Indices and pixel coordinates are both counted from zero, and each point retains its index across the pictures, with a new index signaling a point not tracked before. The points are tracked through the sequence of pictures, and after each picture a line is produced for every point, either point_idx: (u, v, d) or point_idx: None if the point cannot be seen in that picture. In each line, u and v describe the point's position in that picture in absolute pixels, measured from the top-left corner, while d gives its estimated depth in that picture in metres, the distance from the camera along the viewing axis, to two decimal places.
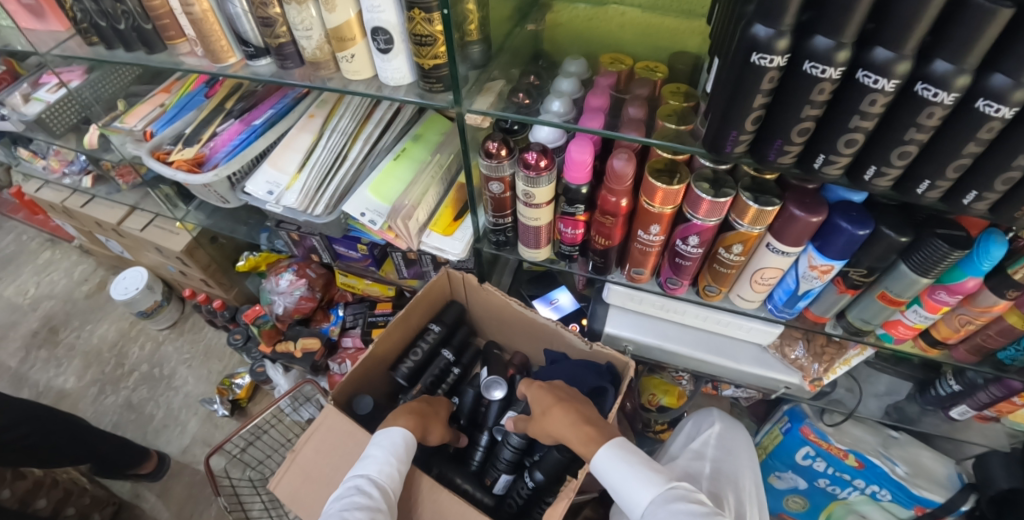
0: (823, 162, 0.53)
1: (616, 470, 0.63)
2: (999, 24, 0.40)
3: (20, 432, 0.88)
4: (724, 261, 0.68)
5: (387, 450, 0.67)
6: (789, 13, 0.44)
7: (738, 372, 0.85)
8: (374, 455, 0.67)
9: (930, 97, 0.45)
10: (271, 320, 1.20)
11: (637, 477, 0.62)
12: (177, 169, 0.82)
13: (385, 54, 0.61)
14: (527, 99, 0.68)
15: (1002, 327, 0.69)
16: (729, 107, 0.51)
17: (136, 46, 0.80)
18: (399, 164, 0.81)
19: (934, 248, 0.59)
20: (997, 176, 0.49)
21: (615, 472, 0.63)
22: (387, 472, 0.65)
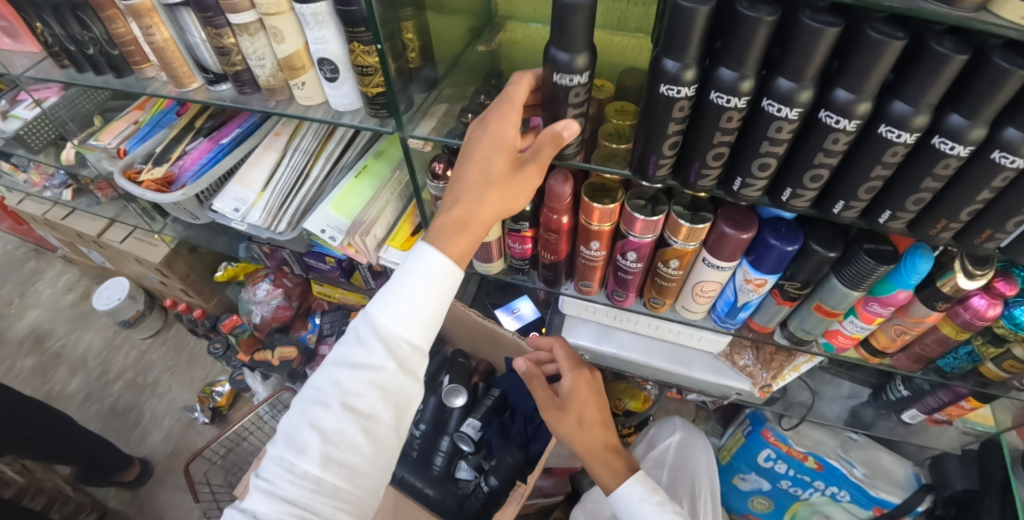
0: (741, 185, 0.56)
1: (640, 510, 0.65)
2: (890, 56, 0.42)
3: (18, 422, 0.91)
4: (665, 276, 0.71)
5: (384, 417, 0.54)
6: (693, 45, 0.47)
7: (691, 378, 0.88)
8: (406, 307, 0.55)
9: (833, 123, 0.47)
10: (249, 329, 1.23)
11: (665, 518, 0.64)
12: (146, 188, 0.85)
13: (333, 82, 0.64)
14: (475, 119, 0.70)
15: (937, 337, 0.72)
16: (648, 132, 0.54)
17: (104, 69, 0.83)
18: (361, 181, 0.83)
19: (861, 263, 0.61)
20: (908, 196, 0.51)
21: (639, 511, 0.65)
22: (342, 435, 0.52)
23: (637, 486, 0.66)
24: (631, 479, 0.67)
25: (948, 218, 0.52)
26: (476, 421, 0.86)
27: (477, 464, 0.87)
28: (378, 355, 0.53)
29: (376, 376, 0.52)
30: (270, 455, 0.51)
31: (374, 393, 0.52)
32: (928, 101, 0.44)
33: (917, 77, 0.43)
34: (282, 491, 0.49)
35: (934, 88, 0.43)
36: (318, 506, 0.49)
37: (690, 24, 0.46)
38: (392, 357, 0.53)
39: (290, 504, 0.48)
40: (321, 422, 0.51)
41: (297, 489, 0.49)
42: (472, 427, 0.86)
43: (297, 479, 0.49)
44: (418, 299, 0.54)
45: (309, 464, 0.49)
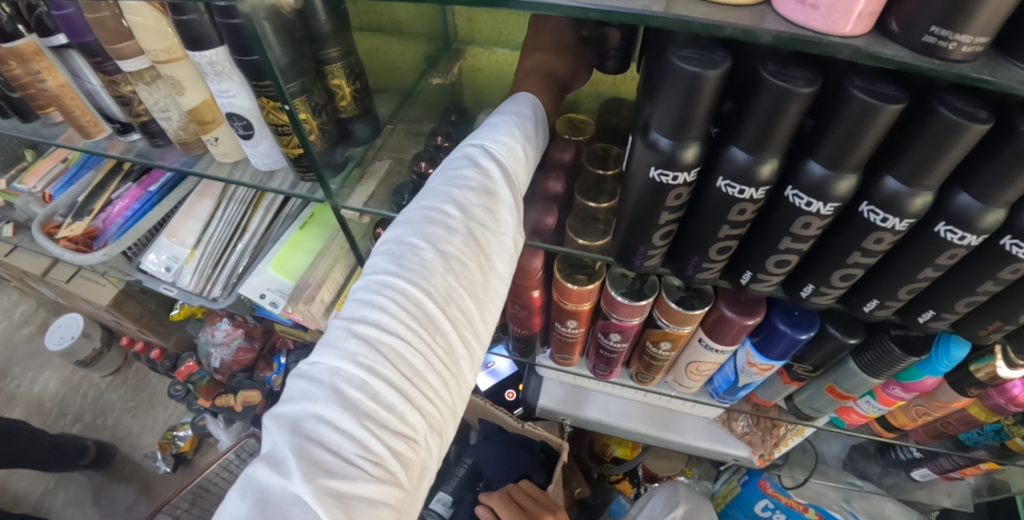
0: (751, 279, 0.46)
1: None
2: (965, 144, 0.32)
3: None
4: (655, 355, 0.61)
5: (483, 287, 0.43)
6: (697, 123, 0.36)
7: (685, 445, 0.79)
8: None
9: (878, 221, 0.37)
10: (208, 375, 1.13)
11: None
12: (65, 248, 0.75)
13: (249, 139, 0.53)
14: (430, 168, 0.59)
15: (962, 416, 0.63)
16: (636, 218, 0.44)
17: (8, 113, 0.72)
18: (306, 234, 0.72)
19: (886, 350, 0.52)
20: (959, 298, 0.41)
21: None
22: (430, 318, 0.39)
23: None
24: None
25: (1003, 320, 0.42)
26: (447, 497, 0.73)
27: None
28: (496, 183, 0.42)
29: (495, 210, 0.41)
30: (368, 273, 0.39)
31: (495, 237, 0.41)
32: (1005, 199, 0.34)
33: (993, 168, 0.33)
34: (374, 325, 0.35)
35: (1015, 184, 0.33)
36: (418, 364, 0.36)
37: (697, 95, 0.35)
38: (512, 185, 0.43)
39: (383, 365, 0.35)
40: (444, 245, 0.38)
41: (385, 347, 0.35)
42: (441, 503, 0.73)
43: (402, 324, 0.36)
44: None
45: (423, 302, 0.36)
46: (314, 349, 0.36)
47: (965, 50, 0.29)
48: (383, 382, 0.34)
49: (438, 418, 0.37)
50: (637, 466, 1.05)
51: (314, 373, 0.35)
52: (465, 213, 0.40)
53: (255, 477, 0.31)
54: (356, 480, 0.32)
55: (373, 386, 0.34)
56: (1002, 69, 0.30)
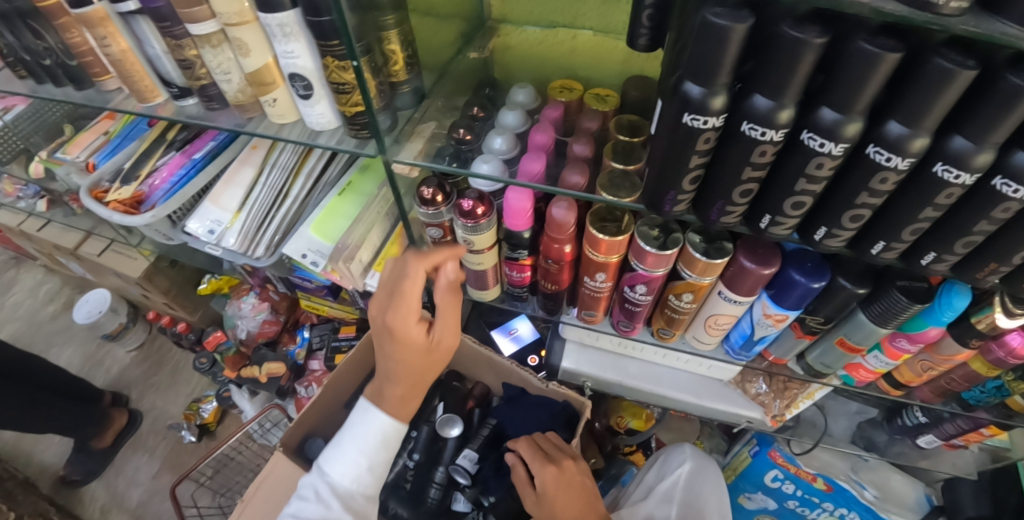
0: (769, 223, 0.50)
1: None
2: (957, 88, 0.37)
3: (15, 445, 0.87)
4: (676, 308, 0.65)
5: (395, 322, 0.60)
6: (723, 72, 0.41)
7: (700, 407, 0.83)
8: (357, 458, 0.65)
9: (883, 161, 0.42)
10: (235, 345, 1.18)
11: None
12: (114, 210, 0.79)
13: (307, 100, 0.58)
14: (468, 137, 0.64)
15: (965, 372, 0.66)
16: (667, 164, 0.48)
17: (64, 81, 0.76)
18: (343, 200, 0.76)
19: (893, 301, 0.56)
20: (957, 239, 0.46)
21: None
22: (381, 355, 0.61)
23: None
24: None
25: (998, 261, 0.47)
26: (472, 454, 0.81)
27: (474, 498, 0.82)
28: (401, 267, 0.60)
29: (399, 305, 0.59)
30: None
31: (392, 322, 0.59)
32: (994, 139, 0.39)
33: (983, 112, 0.38)
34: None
35: (1002, 125, 0.37)
36: None
37: (721, 47, 0.40)
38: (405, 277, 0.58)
39: None
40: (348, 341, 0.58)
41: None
42: (467, 459, 0.81)
43: None
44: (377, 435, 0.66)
45: None
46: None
47: (953, 5, 0.34)
48: None
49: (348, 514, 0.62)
50: (650, 438, 1.09)
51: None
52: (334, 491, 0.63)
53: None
54: None
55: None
56: (988, 23, 0.35)
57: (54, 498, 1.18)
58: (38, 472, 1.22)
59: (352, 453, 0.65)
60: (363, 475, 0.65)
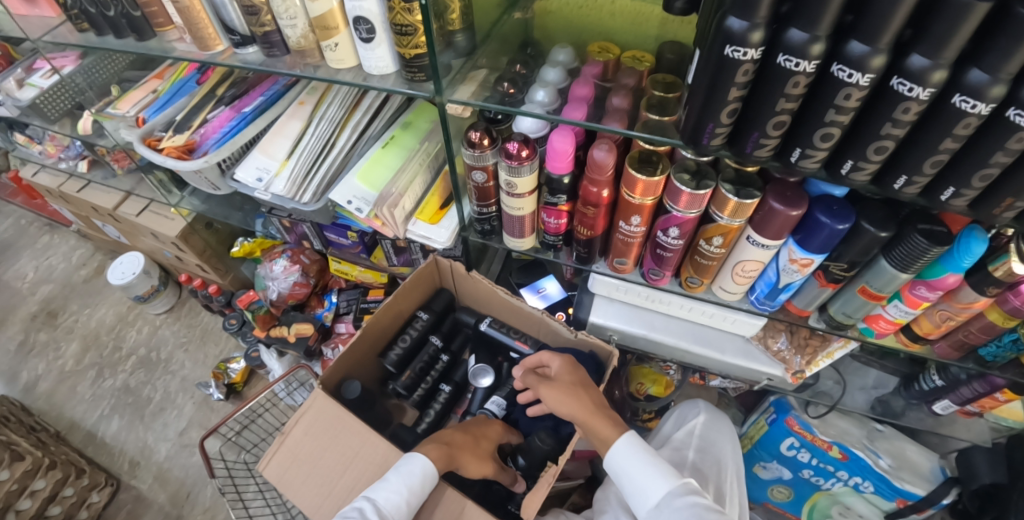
0: (799, 156, 0.53)
1: (633, 461, 0.66)
2: (974, 20, 0.40)
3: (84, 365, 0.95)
4: (705, 253, 0.69)
5: (401, 477, 0.64)
6: (762, 6, 0.44)
7: (721, 362, 0.86)
8: (398, 490, 0.63)
9: (906, 92, 0.45)
10: (266, 305, 1.22)
11: (653, 470, 0.65)
12: (167, 156, 0.83)
13: (368, 43, 0.62)
14: (512, 89, 0.68)
15: (983, 324, 0.69)
16: (706, 99, 0.52)
17: (126, 33, 0.80)
18: (387, 152, 0.80)
19: (914, 243, 0.59)
20: (975, 172, 0.50)
21: (631, 460, 0.66)
22: (393, 501, 0.62)
23: (633, 442, 0.67)
24: (628, 432, 0.68)
25: (1014, 197, 0.51)
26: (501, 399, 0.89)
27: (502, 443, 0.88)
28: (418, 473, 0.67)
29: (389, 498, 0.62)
30: None
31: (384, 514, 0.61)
32: (1008, 70, 0.42)
33: (1000, 43, 0.41)
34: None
35: (1017, 55, 0.41)
36: None
37: None
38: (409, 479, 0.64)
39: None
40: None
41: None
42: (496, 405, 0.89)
43: None
44: (417, 474, 0.65)
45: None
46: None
47: None
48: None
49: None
50: (668, 404, 1.12)
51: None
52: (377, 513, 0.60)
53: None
54: None
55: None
56: None
57: (84, 451, 1.21)
58: (69, 427, 1.25)
59: (392, 483, 0.63)
60: (403, 507, 0.62)
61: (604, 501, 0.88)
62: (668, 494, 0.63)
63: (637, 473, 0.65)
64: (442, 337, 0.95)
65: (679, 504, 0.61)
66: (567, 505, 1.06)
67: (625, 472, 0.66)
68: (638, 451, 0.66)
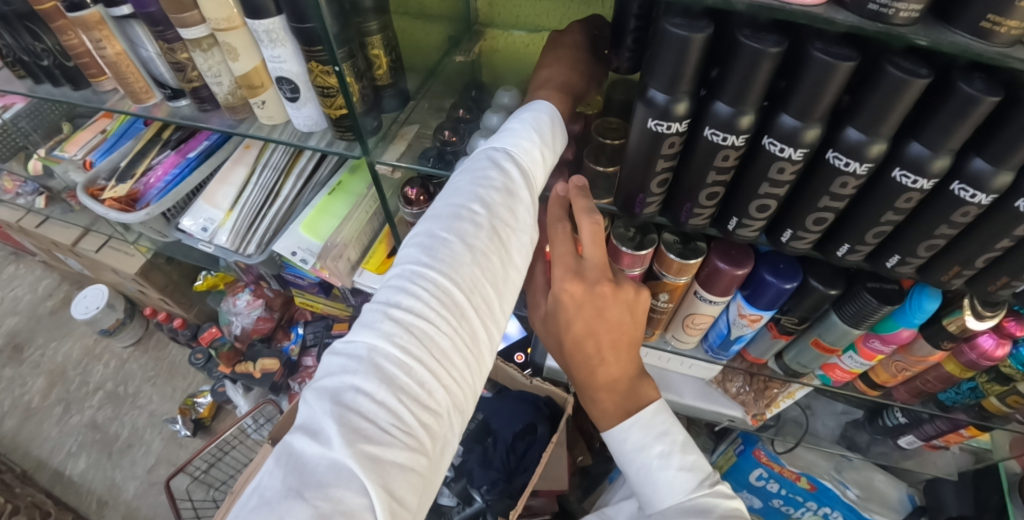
0: (737, 225, 0.51)
1: (641, 462, 0.58)
2: (910, 97, 0.38)
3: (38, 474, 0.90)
4: (655, 308, 0.67)
5: (528, 124, 0.50)
6: (688, 79, 0.42)
7: (681, 405, 0.85)
8: (472, 325, 0.40)
9: (842, 166, 0.43)
10: (229, 341, 1.19)
11: (652, 479, 0.57)
12: (109, 207, 0.81)
13: (294, 102, 0.59)
14: (453, 137, 0.65)
15: (939, 374, 0.68)
16: (636, 169, 0.50)
17: (62, 81, 0.78)
18: (334, 200, 0.78)
19: (863, 302, 0.57)
20: (921, 242, 0.48)
21: (629, 460, 0.58)
22: (527, 148, 0.48)
23: (633, 442, 0.58)
24: (626, 427, 0.58)
25: (962, 265, 0.49)
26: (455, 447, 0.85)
27: (459, 490, 0.85)
28: (517, 184, 0.46)
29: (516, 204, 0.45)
30: (401, 262, 0.41)
31: (514, 233, 0.45)
32: (951, 144, 0.40)
33: (938, 120, 0.39)
34: (416, 432, 0.34)
35: (957, 133, 0.39)
36: (446, 347, 0.37)
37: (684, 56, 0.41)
38: (530, 187, 0.47)
39: (411, 340, 0.36)
40: (468, 239, 0.41)
41: (417, 457, 0.34)
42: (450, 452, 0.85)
43: (432, 310, 0.38)
44: (537, 121, 0.51)
45: (449, 290, 0.39)
46: (351, 328, 0.38)
47: (903, 16, 0.35)
48: (416, 362, 0.36)
49: (459, 396, 0.38)
50: None
51: (332, 397, 0.34)
52: (490, 210, 0.43)
53: (293, 443, 0.33)
54: (389, 447, 0.33)
55: (409, 457, 0.34)
56: (938, 34, 0.37)
57: (51, 491, 1.19)
58: (35, 465, 1.23)
59: (465, 318, 0.40)
60: (477, 346, 0.40)
61: None
62: (663, 506, 0.57)
63: (645, 474, 0.57)
64: None
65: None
66: None
67: (624, 463, 0.60)
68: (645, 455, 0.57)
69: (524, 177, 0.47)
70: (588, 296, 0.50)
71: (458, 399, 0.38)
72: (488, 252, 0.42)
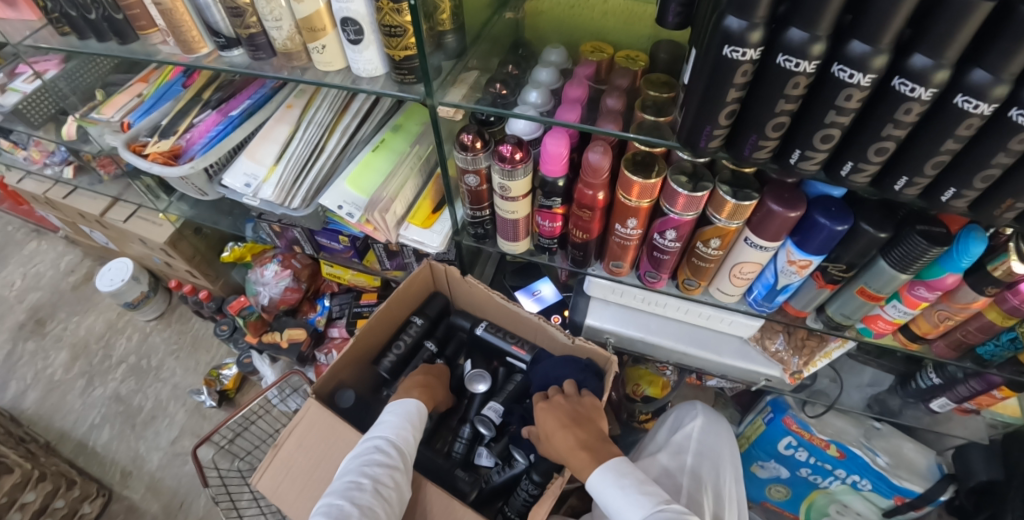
0: (799, 158, 0.52)
1: (609, 488, 0.64)
2: (978, 18, 0.38)
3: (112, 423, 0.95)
4: (703, 256, 0.69)
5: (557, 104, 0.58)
6: (759, 4, 0.42)
7: (719, 364, 0.87)
8: (402, 426, 0.72)
9: (907, 92, 0.43)
10: (257, 311, 1.20)
11: (630, 498, 0.61)
12: (152, 161, 0.81)
13: (356, 45, 0.60)
14: (504, 90, 0.66)
15: (981, 323, 0.69)
16: (703, 101, 0.50)
17: (108, 36, 0.78)
18: (378, 155, 0.79)
19: (913, 245, 0.58)
20: (975, 172, 0.48)
21: (609, 489, 0.64)
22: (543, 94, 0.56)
23: (612, 470, 0.65)
24: (606, 462, 0.66)
25: (1014, 198, 0.49)
26: (499, 405, 0.86)
27: (500, 451, 0.85)
28: (389, 428, 0.71)
29: (407, 411, 0.75)
30: (351, 465, 0.65)
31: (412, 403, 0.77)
32: (1011, 70, 0.40)
33: (1001, 43, 0.39)
34: (382, 485, 0.62)
35: (1021, 55, 0.39)
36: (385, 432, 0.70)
37: None
38: (405, 417, 0.74)
39: (370, 457, 0.65)
40: (387, 423, 0.72)
41: (389, 488, 0.63)
42: (493, 411, 0.85)
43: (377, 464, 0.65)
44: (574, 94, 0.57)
45: (385, 454, 0.66)
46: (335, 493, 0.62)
47: None
48: (373, 448, 0.67)
49: (394, 459, 0.66)
50: (666, 405, 1.11)
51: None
52: (398, 408, 0.75)
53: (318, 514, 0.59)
54: (365, 459, 0.65)
55: (380, 501, 0.61)
56: None
57: (75, 462, 1.19)
58: (59, 437, 1.23)
59: (394, 422, 0.72)
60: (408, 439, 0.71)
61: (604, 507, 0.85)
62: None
63: (615, 500, 0.62)
64: (436, 342, 0.93)
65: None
66: (565, 509, 1.05)
67: (604, 503, 0.64)
68: (611, 478, 0.64)
69: (404, 426, 0.72)
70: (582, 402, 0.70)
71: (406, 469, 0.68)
72: (407, 429, 0.72)
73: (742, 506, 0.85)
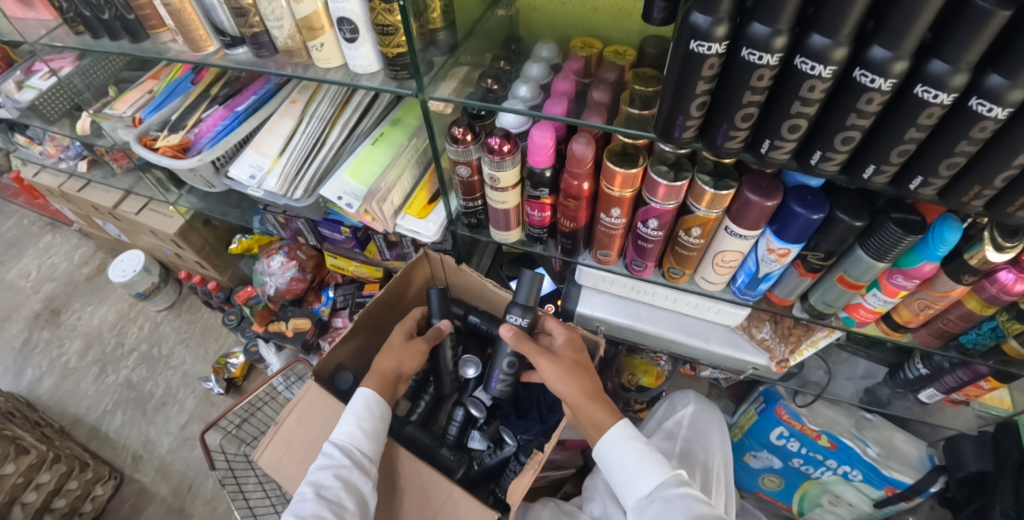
0: (769, 147, 0.54)
1: (621, 448, 0.67)
2: (930, 11, 0.40)
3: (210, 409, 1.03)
4: (685, 244, 0.71)
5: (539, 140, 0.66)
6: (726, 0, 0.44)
7: (707, 351, 0.89)
8: (349, 422, 0.70)
9: (868, 83, 0.45)
10: (263, 301, 1.25)
11: (648, 461, 0.65)
12: (163, 154, 0.85)
13: (352, 43, 0.63)
14: (495, 85, 0.69)
15: (962, 312, 0.70)
16: (676, 92, 0.52)
17: (120, 34, 0.82)
18: (377, 148, 0.82)
19: (888, 233, 0.59)
20: (941, 160, 0.49)
21: (624, 449, 0.67)
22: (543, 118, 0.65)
23: (628, 429, 0.69)
24: (621, 421, 0.69)
25: (981, 185, 0.51)
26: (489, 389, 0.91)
27: (491, 435, 0.89)
28: (345, 430, 0.69)
29: (359, 413, 0.71)
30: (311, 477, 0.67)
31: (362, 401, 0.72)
32: (968, 60, 0.42)
33: (958, 34, 0.41)
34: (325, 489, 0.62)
35: (975, 45, 0.41)
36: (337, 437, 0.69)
37: None
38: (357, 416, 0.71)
39: (320, 466, 0.66)
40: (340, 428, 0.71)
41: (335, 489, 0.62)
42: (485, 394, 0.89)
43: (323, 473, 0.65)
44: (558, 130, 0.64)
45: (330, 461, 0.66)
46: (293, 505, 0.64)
47: None
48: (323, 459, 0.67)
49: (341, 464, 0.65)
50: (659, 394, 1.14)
51: None
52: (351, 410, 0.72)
53: None
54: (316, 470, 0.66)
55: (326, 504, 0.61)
56: None
57: (88, 446, 1.24)
58: (73, 421, 1.27)
59: (344, 419, 0.71)
60: (358, 433, 0.69)
61: (593, 488, 0.88)
62: (659, 484, 0.63)
63: (629, 461, 0.66)
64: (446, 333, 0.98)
65: (669, 494, 0.62)
66: (561, 494, 1.08)
67: (615, 460, 0.67)
68: (627, 437, 0.68)
69: (359, 427, 0.70)
70: (568, 350, 0.77)
71: (359, 464, 0.67)
72: (363, 429, 0.70)
73: (730, 492, 0.86)
